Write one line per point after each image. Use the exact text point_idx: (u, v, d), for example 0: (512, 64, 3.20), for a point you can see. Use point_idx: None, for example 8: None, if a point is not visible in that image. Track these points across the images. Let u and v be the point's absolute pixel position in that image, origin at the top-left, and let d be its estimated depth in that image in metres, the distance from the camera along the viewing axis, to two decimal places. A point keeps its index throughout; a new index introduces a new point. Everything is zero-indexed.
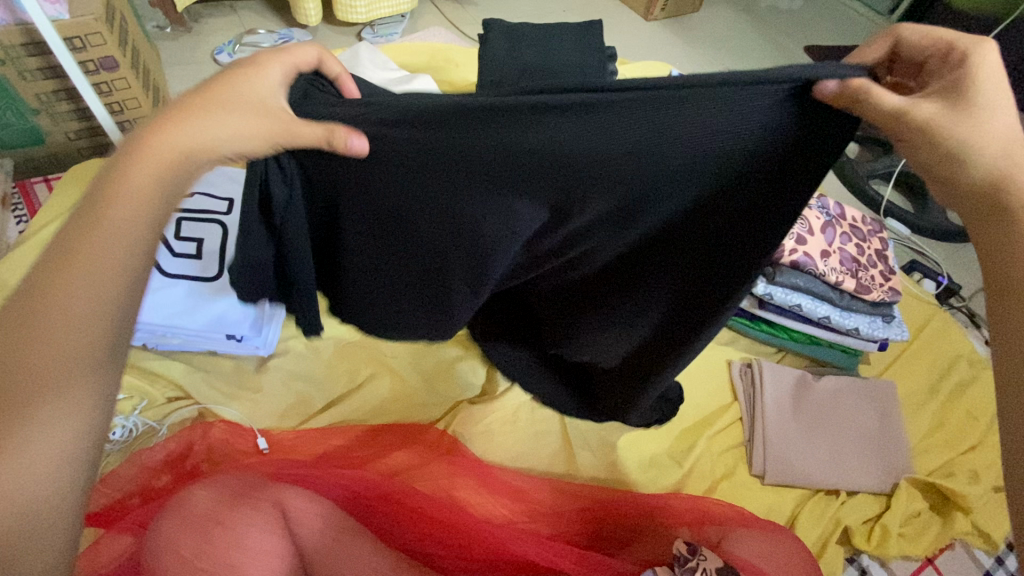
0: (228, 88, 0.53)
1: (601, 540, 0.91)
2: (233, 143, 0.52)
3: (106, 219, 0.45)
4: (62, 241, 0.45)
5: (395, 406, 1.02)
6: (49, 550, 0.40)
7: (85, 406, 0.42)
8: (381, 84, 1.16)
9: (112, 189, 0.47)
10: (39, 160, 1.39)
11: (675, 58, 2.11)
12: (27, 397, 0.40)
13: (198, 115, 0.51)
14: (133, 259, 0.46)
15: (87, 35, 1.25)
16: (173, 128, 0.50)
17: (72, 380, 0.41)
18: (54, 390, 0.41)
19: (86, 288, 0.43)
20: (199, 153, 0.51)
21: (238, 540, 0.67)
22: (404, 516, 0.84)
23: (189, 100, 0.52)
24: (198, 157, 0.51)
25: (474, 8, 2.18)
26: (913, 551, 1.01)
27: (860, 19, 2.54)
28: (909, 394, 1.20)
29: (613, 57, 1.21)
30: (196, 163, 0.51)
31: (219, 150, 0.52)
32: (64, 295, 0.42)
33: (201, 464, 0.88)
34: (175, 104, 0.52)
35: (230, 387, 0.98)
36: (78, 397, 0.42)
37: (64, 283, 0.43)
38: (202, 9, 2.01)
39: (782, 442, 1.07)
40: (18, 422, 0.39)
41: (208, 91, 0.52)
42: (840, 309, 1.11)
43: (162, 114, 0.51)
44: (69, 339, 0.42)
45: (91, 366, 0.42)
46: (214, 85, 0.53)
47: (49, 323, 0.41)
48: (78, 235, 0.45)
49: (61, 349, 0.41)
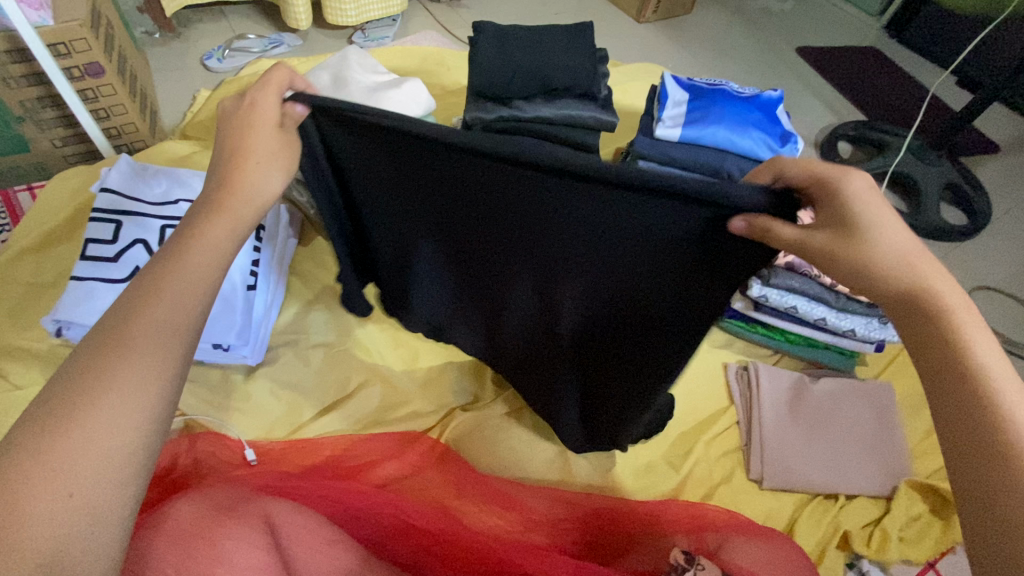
0: (251, 136, 0.60)
1: (599, 550, 0.89)
2: (268, 191, 0.61)
3: (188, 257, 0.53)
4: (147, 276, 0.51)
5: (387, 415, 1.00)
6: (101, 553, 0.40)
7: (149, 416, 0.45)
8: (370, 88, 1.15)
9: (191, 235, 0.54)
10: (24, 168, 1.36)
11: (668, 60, 2.11)
12: (102, 401, 0.43)
13: (239, 170, 0.59)
14: (204, 285, 0.52)
15: (72, 41, 1.23)
16: (230, 185, 0.59)
17: (146, 386, 0.45)
18: (123, 400, 0.44)
19: (167, 310, 0.49)
20: (248, 202, 0.59)
21: (223, 556, 0.65)
22: (395, 529, 0.81)
23: (225, 156, 0.60)
24: (247, 205, 0.59)
25: (466, 11, 2.17)
26: (913, 555, 0.99)
27: (851, 20, 2.55)
28: (907, 395, 1.19)
29: (605, 58, 1.20)
30: (248, 212, 0.59)
31: (263, 195, 0.61)
32: (147, 315, 0.48)
33: (188, 477, 0.86)
34: (218, 160, 0.60)
35: (218, 397, 0.96)
36: (148, 401, 0.45)
37: (146, 309, 0.48)
38: (191, 14, 1.99)
39: (780, 446, 1.06)
40: (93, 422, 0.42)
41: (236, 145, 0.60)
42: (837, 311, 1.09)
43: (216, 173, 0.60)
44: (144, 357, 0.46)
45: (161, 376, 0.46)
46: (238, 136, 0.60)
47: (135, 338, 0.46)
48: (163, 272, 0.51)
49: (135, 365, 0.45)
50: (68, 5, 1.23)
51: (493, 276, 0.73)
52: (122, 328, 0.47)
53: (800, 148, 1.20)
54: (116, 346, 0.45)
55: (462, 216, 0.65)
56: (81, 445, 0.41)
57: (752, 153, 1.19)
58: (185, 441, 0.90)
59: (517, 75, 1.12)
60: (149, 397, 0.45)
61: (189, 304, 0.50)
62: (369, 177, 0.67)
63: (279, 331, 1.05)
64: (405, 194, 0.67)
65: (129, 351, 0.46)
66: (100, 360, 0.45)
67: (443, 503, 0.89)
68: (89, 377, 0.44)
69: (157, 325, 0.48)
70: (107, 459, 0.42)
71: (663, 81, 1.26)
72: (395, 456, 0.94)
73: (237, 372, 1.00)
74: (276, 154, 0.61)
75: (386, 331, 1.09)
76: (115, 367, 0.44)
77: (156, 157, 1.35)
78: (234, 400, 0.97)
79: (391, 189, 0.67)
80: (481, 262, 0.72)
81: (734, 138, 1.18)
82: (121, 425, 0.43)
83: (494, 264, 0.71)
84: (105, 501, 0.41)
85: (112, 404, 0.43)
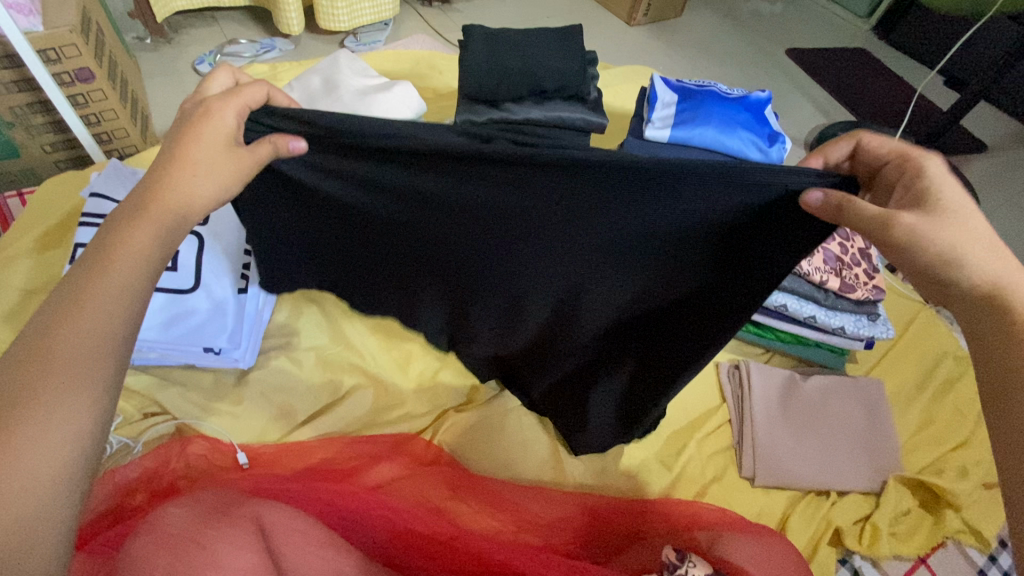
0: (196, 144, 0.58)
1: (592, 548, 0.89)
2: (212, 192, 0.59)
3: (113, 263, 0.51)
4: (70, 285, 0.50)
5: (380, 417, 1.00)
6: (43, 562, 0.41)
7: (75, 430, 0.45)
8: (361, 91, 1.15)
9: (115, 240, 0.53)
10: (14, 173, 1.36)
11: (659, 62, 2.13)
12: (26, 415, 0.43)
13: (177, 175, 0.57)
14: (134, 291, 0.52)
15: (62, 47, 1.23)
16: (164, 190, 0.56)
17: (72, 397, 0.45)
18: (45, 414, 0.43)
19: (91, 318, 0.48)
20: (186, 206, 0.57)
21: (211, 560, 0.65)
22: (387, 531, 0.81)
23: (163, 160, 0.58)
24: (185, 210, 0.58)
25: (458, 15, 2.18)
26: (904, 550, 1.00)
27: (840, 22, 2.57)
28: (897, 392, 1.20)
29: (594, 61, 1.21)
30: (185, 216, 0.58)
31: (193, 206, 0.58)
32: (71, 326, 0.47)
33: (178, 481, 0.86)
34: (156, 166, 0.58)
35: (210, 401, 0.96)
36: (75, 411, 0.45)
37: (70, 323, 0.47)
38: (183, 20, 2.00)
39: (772, 443, 1.06)
40: (16, 437, 0.42)
41: (178, 150, 0.58)
42: (826, 309, 1.10)
43: (146, 180, 0.58)
44: (68, 372, 0.46)
45: (89, 386, 0.46)
46: (181, 139, 0.59)
47: (57, 350, 0.46)
48: (86, 283, 0.50)
49: (61, 379, 0.45)
50: (58, 11, 1.23)
51: (484, 286, 0.79)
52: (46, 343, 0.46)
53: (788, 148, 1.22)
54: (40, 363, 0.45)
55: (459, 229, 0.72)
56: (11, 458, 0.41)
57: (741, 153, 1.20)
58: (175, 445, 0.89)
59: (507, 78, 1.13)
60: (77, 411, 0.45)
61: (117, 315, 0.50)
62: (361, 201, 0.71)
63: (271, 334, 1.05)
64: (403, 213, 0.72)
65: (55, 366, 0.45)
66: (27, 376, 0.44)
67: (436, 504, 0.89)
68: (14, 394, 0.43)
69: (83, 338, 0.47)
70: (40, 471, 0.42)
71: (652, 83, 1.27)
72: (387, 458, 0.94)
73: (229, 375, 1.00)
74: (223, 158, 0.60)
75: (379, 333, 1.09)
76: (40, 382, 0.44)
77: (146, 162, 1.35)
78: (226, 404, 0.96)
79: (384, 209, 0.72)
80: (470, 273, 0.78)
81: (723, 139, 1.19)
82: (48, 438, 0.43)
83: (487, 273, 0.77)
84: (45, 511, 0.42)
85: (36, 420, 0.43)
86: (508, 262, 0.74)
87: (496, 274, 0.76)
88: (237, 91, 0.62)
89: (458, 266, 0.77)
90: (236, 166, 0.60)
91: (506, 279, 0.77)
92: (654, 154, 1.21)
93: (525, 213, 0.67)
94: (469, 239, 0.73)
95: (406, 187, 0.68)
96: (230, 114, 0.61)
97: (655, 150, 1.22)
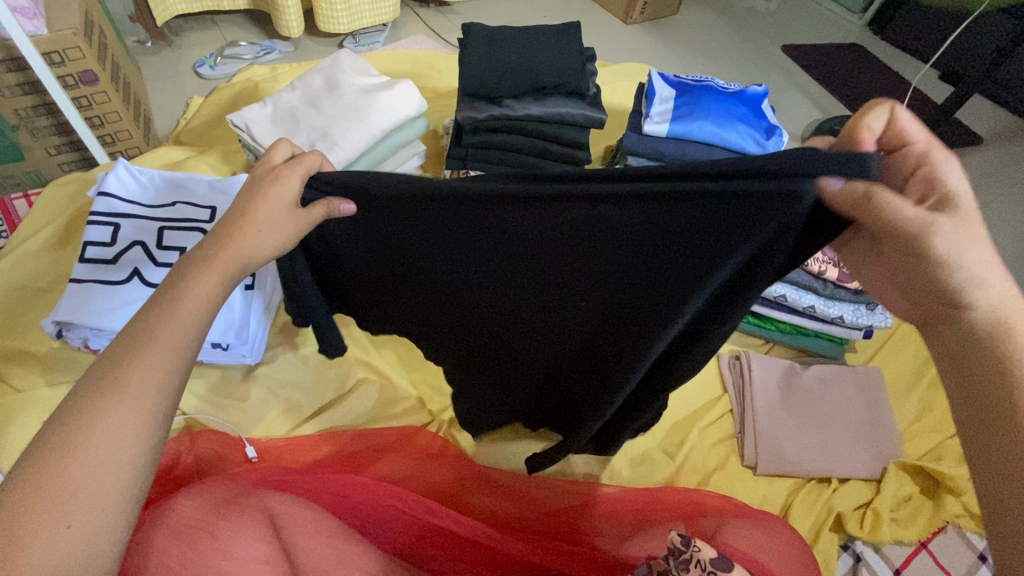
0: (262, 203, 0.61)
1: (597, 535, 0.89)
2: (269, 248, 0.61)
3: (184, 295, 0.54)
4: (142, 314, 0.53)
5: (385, 410, 1.02)
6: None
7: (135, 451, 0.46)
8: (363, 91, 1.17)
9: (185, 279, 0.55)
10: (19, 176, 1.37)
11: (656, 59, 2.14)
12: (90, 439, 0.45)
13: (241, 228, 0.59)
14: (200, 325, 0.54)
15: (66, 50, 1.24)
16: (232, 240, 0.59)
17: (134, 425, 0.47)
18: (110, 437, 0.45)
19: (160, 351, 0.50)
20: (248, 262, 0.60)
21: (224, 548, 0.66)
22: (396, 521, 0.83)
23: (228, 220, 0.61)
24: (247, 265, 0.60)
25: (456, 16, 2.20)
26: (906, 536, 1.01)
27: (835, 18, 2.59)
28: (896, 380, 1.21)
29: (592, 57, 1.22)
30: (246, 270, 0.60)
31: (255, 257, 0.60)
32: (141, 357, 0.49)
33: (189, 475, 0.87)
34: (226, 215, 0.61)
35: (218, 396, 0.98)
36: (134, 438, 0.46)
37: (137, 357, 0.49)
38: (183, 23, 2.01)
39: (773, 432, 1.08)
40: (81, 458, 0.44)
41: (245, 207, 0.61)
42: (824, 299, 1.12)
43: (215, 231, 0.60)
44: (131, 404, 0.47)
45: (153, 416, 0.48)
46: (247, 201, 0.61)
47: (127, 380, 0.48)
48: (153, 318, 0.52)
49: (125, 410, 0.47)
50: (61, 15, 1.24)
51: (517, 323, 0.75)
52: (115, 375, 0.48)
53: (785, 141, 1.23)
54: (107, 392, 0.47)
55: (492, 272, 0.69)
56: (75, 481, 0.43)
57: (739, 147, 1.21)
58: (185, 439, 0.90)
59: (506, 75, 1.14)
60: (134, 444, 0.46)
61: (178, 351, 0.52)
62: (396, 247, 0.70)
63: (276, 331, 1.07)
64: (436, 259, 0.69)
65: (118, 397, 0.47)
66: (93, 404, 0.46)
67: (443, 496, 0.91)
68: (81, 422, 0.45)
69: (148, 373, 0.49)
70: (103, 493, 0.44)
71: (650, 79, 1.29)
72: (394, 450, 0.95)
73: (236, 372, 1.01)
74: (282, 215, 0.62)
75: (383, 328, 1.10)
76: (107, 412, 0.46)
77: (150, 164, 1.36)
78: (234, 399, 0.98)
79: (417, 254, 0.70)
80: (507, 319, 0.75)
81: (721, 133, 1.20)
82: (107, 468, 0.44)
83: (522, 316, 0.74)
84: (101, 538, 0.43)
85: (100, 449, 0.45)
86: (545, 301, 0.71)
87: (533, 317, 0.73)
88: (301, 156, 0.65)
89: (494, 311, 0.74)
90: (296, 224, 0.62)
91: (544, 320, 0.74)
92: (653, 148, 1.23)
93: (562, 247, 0.63)
94: (502, 284, 0.70)
95: (434, 232, 0.66)
96: (294, 177, 0.64)
97: (654, 145, 1.23)
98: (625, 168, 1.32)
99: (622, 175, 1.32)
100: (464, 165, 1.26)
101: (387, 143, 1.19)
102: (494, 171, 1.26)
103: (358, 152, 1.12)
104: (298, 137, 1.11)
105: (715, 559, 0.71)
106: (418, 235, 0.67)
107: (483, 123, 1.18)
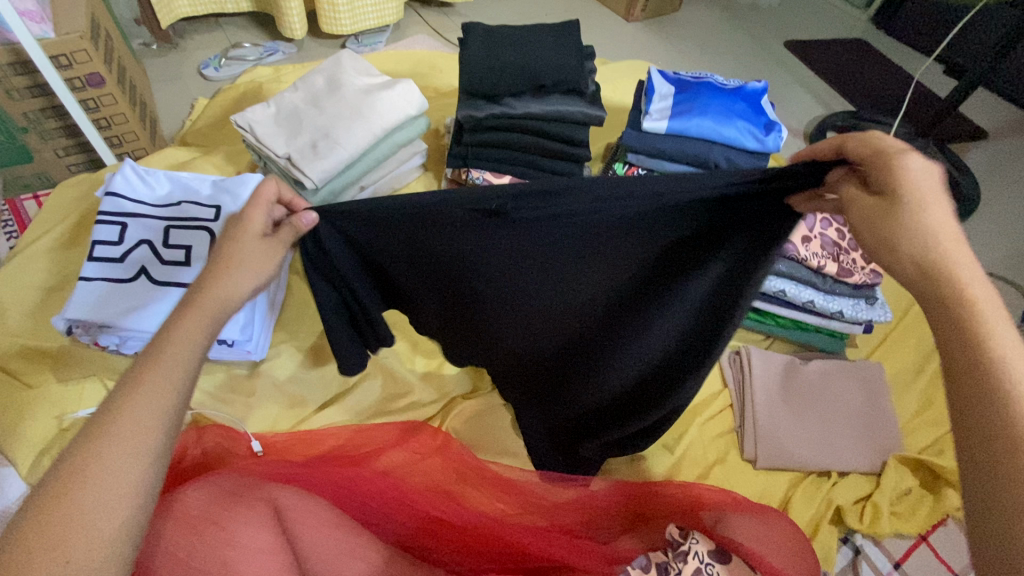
0: (236, 246, 0.61)
1: (595, 529, 0.92)
2: (250, 284, 0.61)
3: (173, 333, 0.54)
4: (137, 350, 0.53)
5: (388, 405, 1.03)
6: None
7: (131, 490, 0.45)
8: (365, 91, 1.18)
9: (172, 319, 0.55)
10: (28, 178, 1.40)
11: (657, 56, 2.15)
12: (82, 487, 0.44)
13: (221, 270, 0.60)
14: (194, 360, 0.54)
15: (73, 52, 1.26)
16: (212, 282, 0.59)
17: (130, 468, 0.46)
18: (104, 480, 0.45)
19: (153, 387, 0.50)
20: (233, 300, 0.59)
21: (233, 538, 0.68)
22: (400, 513, 0.84)
23: (212, 263, 0.61)
24: (232, 303, 0.60)
25: (458, 15, 2.21)
26: (905, 529, 1.02)
27: (838, 13, 2.58)
28: (896, 374, 1.22)
29: (592, 55, 1.23)
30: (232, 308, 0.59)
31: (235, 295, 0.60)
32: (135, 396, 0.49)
33: (196, 469, 0.89)
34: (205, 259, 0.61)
35: (225, 392, 0.99)
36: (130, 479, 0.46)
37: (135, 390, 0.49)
38: (187, 26, 2.03)
39: (773, 426, 1.09)
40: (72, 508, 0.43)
41: (222, 253, 0.61)
42: (824, 294, 1.12)
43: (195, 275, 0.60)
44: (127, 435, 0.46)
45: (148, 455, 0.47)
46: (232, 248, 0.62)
47: (121, 421, 0.47)
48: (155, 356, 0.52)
49: (125, 437, 0.47)
50: (68, 19, 1.27)
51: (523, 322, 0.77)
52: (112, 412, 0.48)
53: (784, 136, 1.22)
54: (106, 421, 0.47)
55: (499, 279, 0.70)
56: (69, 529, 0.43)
57: (738, 142, 1.21)
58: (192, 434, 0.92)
59: (505, 74, 1.15)
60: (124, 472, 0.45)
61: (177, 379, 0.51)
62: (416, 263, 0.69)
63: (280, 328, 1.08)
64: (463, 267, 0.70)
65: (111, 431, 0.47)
66: (94, 436, 0.46)
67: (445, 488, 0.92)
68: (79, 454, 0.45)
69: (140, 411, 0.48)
70: (96, 538, 0.43)
71: (649, 76, 1.30)
72: (397, 444, 0.96)
73: (241, 369, 1.03)
74: (259, 254, 0.62)
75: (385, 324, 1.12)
76: (100, 455, 0.45)
77: (157, 165, 1.39)
78: (240, 395, 1.00)
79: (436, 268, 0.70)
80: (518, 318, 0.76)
81: (720, 130, 1.20)
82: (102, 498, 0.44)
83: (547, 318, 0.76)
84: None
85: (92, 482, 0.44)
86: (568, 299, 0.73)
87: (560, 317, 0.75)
88: (261, 190, 0.65)
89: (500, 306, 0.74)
90: (271, 252, 0.62)
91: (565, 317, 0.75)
92: (652, 145, 1.24)
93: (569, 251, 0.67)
94: (510, 288, 0.71)
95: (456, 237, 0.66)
96: (261, 213, 0.64)
97: (653, 141, 1.23)
98: (626, 165, 1.34)
99: (622, 172, 1.33)
100: (464, 163, 1.28)
101: (388, 142, 1.20)
102: (494, 168, 1.27)
103: (359, 152, 1.13)
104: (300, 137, 1.13)
105: (710, 551, 0.76)
106: (442, 248, 0.67)
107: (483, 121, 1.19)
